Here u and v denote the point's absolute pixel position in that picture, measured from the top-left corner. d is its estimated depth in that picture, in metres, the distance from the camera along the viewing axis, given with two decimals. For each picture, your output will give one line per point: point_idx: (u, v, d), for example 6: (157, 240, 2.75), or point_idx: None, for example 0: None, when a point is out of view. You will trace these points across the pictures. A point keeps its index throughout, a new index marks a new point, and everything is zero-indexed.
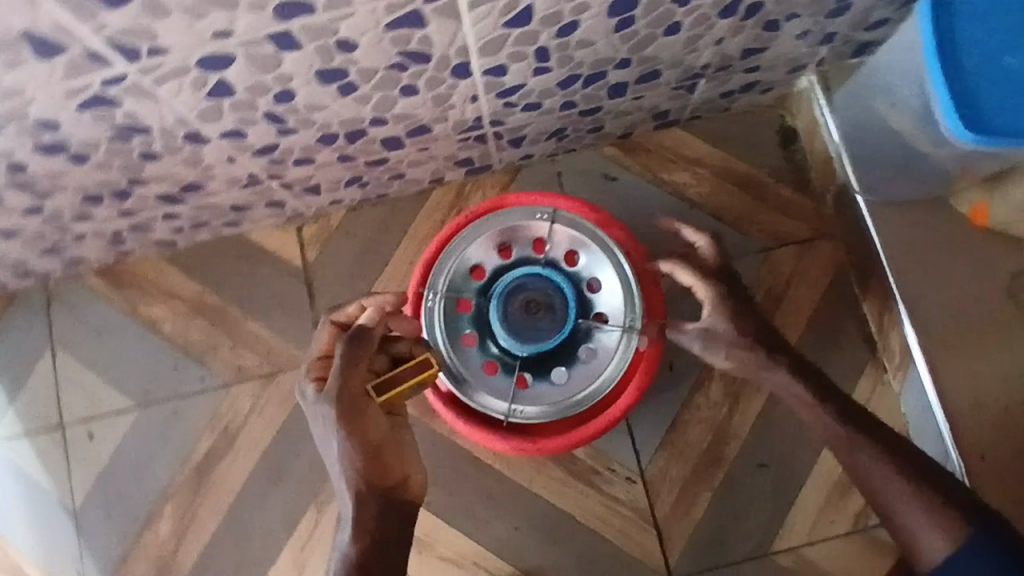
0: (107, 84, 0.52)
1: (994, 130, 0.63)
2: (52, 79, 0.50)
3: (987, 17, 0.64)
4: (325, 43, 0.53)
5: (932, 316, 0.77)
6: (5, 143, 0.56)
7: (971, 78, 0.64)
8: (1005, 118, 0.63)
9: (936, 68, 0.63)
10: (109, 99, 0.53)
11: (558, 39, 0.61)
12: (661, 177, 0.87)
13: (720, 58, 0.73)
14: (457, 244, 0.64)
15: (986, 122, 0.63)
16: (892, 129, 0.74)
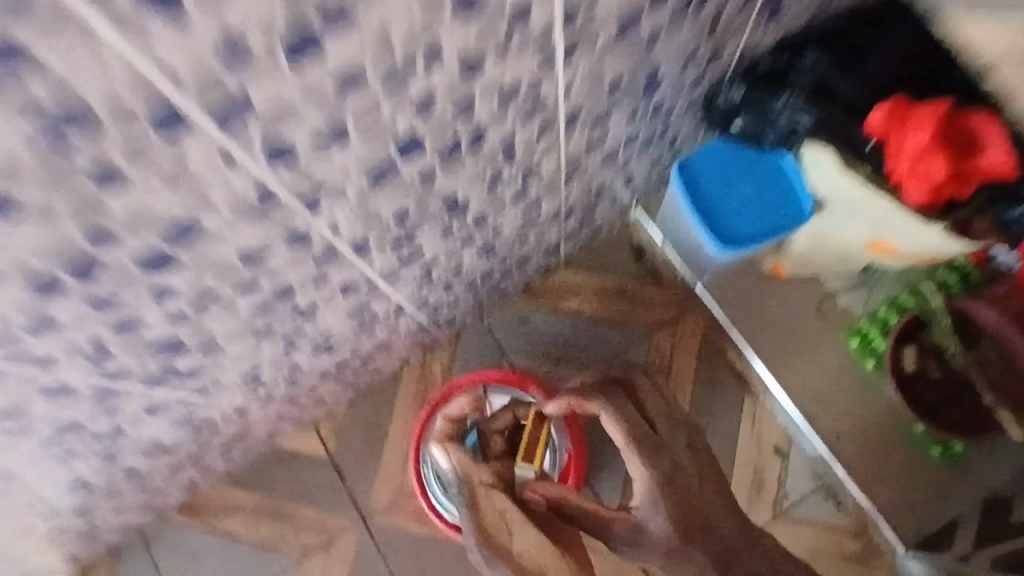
0: (185, 408, 0.81)
1: (740, 243, 0.93)
2: (154, 418, 0.79)
3: (716, 169, 0.93)
4: (310, 338, 0.84)
5: (773, 352, 1.09)
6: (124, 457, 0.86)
7: (717, 211, 0.94)
8: (745, 232, 0.94)
9: (693, 214, 0.94)
10: (185, 414, 0.83)
11: (453, 274, 0.92)
12: (561, 307, 1.18)
13: (566, 232, 1.05)
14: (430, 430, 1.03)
15: (733, 238, 0.94)
16: (689, 243, 1.03)
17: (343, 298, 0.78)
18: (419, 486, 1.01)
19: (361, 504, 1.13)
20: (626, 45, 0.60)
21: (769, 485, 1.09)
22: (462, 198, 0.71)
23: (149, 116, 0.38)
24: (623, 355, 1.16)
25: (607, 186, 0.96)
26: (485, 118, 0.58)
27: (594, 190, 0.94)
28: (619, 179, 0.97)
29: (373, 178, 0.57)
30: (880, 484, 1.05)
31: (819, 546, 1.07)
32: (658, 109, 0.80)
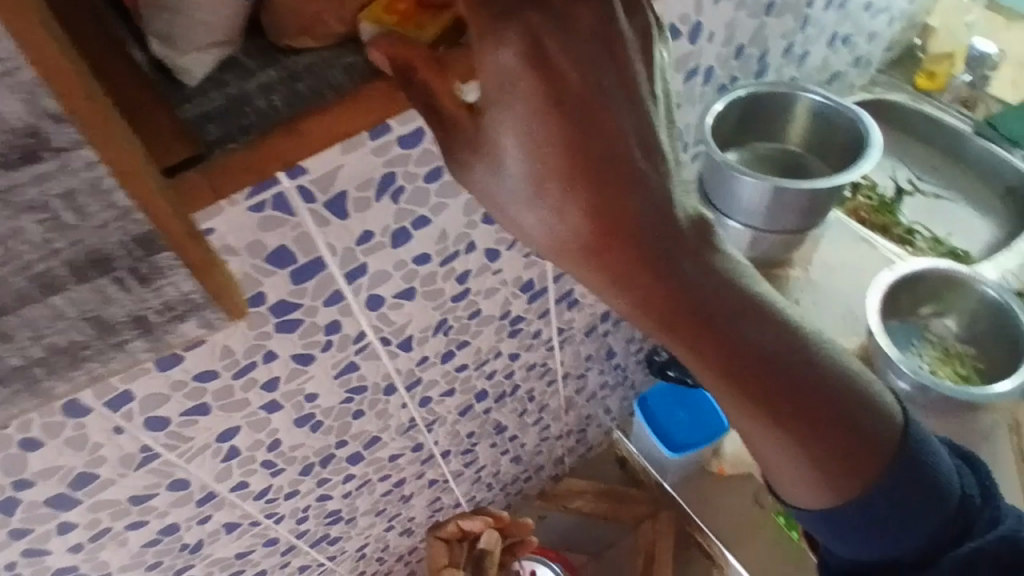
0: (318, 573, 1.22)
1: (682, 445, 1.40)
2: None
3: (656, 400, 1.47)
4: (401, 522, 1.27)
5: (726, 529, 1.48)
6: None
7: (662, 425, 1.44)
8: (687, 439, 1.41)
9: (654, 433, 1.43)
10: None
11: (492, 477, 1.38)
12: (569, 505, 1.61)
13: (570, 448, 1.54)
14: None
15: (679, 442, 1.41)
16: (654, 455, 1.51)
17: (428, 490, 1.23)
18: None
19: None
20: (590, 337, 1.16)
21: None
22: (503, 422, 1.21)
23: (384, 387, 0.90)
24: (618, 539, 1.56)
25: (593, 414, 1.47)
26: (519, 377, 1.12)
27: (584, 418, 1.45)
28: (601, 411, 1.48)
29: (461, 411, 1.08)
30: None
31: None
32: (616, 364, 1.34)
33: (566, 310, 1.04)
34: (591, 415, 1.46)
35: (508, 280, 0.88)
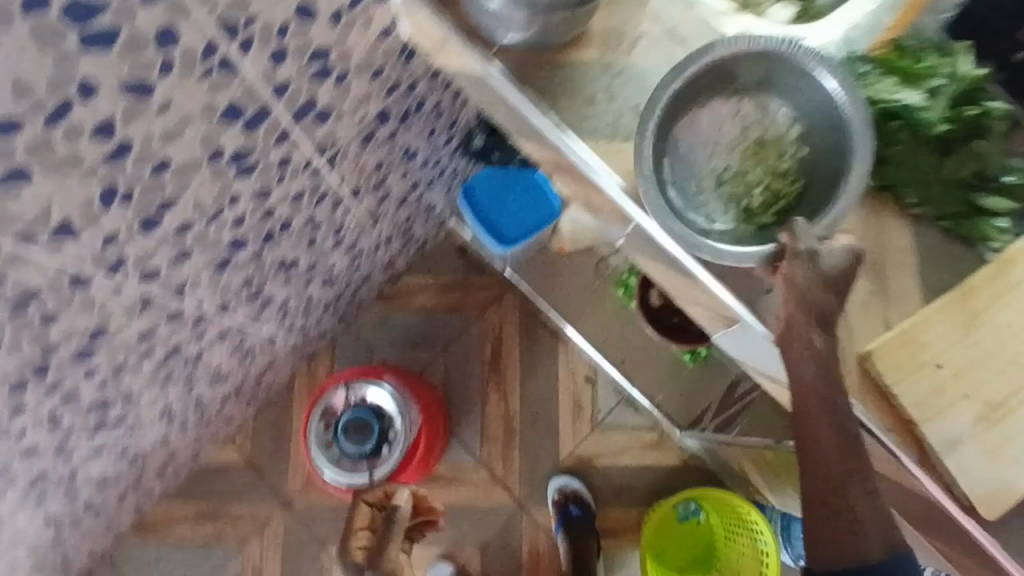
0: (126, 446, 1.11)
1: (510, 238, 1.30)
2: (107, 458, 1.09)
3: (483, 189, 1.30)
4: (208, 378, 1.14)
5: (568, 309, 1.44)
6: (89, 494, 1.15)
7: (490, 217, 1.30)
8: (515, 229, 1.30)
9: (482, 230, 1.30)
10: (127, 451, 1.13)
11: (308, 304, 1.24)
12: (410, 304, 1.52)
13: (397, 251, 1.39)
14: (314, 420, 1.20)
15: (506, 234, 1.30)
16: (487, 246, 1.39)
17: (222, 343, 1.08)
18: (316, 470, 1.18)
19: (280, 487, 1.45)
20: (370, 144, 0.95)
21: (586, 405, 1.48)
22: (290, 257, 1.03)
23: (68, 284, 0.68)
24: (464, 330, 1.51)
25: (414, 215, 1.30)
26: (284, 211, 0.91)
27: (403, 221, 1.28)
28: (425, 208, 1.32)
29: (217, 267, 0.89)
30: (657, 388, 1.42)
31: (629, 444, 1.47)
32: (423, 161, 1.14)
33: (317, 127, 0.81)
34: (411, 216, 1.30)
35: (191, 114, 0.63)
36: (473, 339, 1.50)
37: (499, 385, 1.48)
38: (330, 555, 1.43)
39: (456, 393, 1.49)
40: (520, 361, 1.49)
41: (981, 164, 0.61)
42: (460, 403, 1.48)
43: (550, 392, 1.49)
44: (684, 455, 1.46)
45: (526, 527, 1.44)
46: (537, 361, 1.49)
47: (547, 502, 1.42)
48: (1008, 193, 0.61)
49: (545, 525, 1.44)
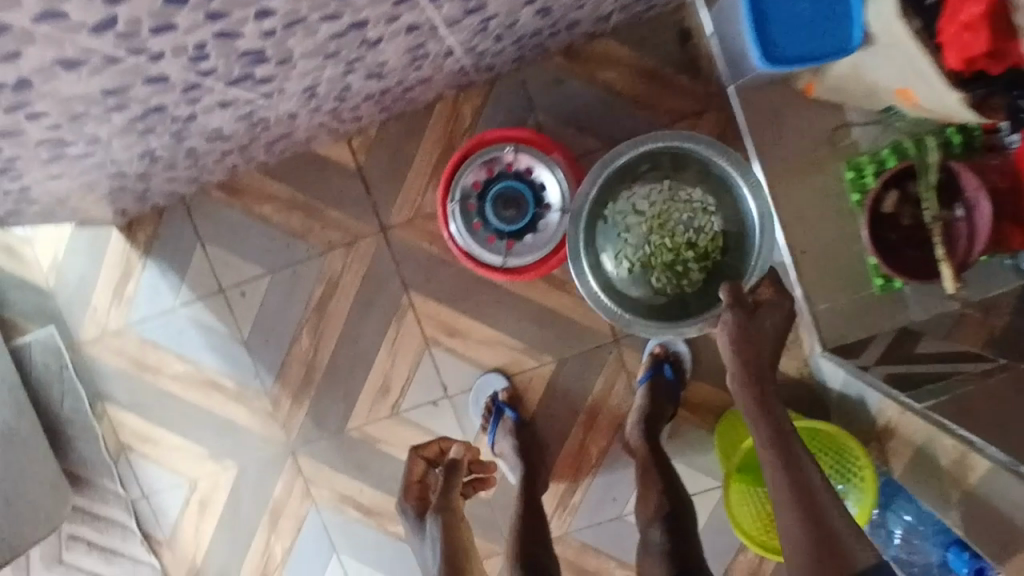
0: (253, 109, 0.92)
1: (780, 58, 0.99)
2: (229, 114, 0.91)
3: None
4: (367, 70, 0.92)
5: (778, 165, 1.20)
6: (193, 143, 0.99)
7: (768, 24, 0.99)
8: (790, 50, 0.99)
9: (751, 32, 0.98)
10: (251, 114, 0.95)
11: (504, 30, 0.97)
12: (597, 77, 1.24)
13: (621, 7, 1.09)
14: (465, 169, 1.09)
15: (776, 50, 0.99)
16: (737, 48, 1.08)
17: (405, 37, 0.84)
18: (443, 217, 1.09)
19: (381, 216, 1.31)
20: None
21: None
22: None
23: None
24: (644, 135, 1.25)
25: None
26: None
27: None
28: None
29: None
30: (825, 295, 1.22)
31: None
32: None
33: None
34: None
35: None
36: None
37: None
38: (406, 300, 1.33)
39: None
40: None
41: None
42: None
43: None
44: (805, 371, 1.29)
45: (610, 363, 1.32)
46: None
47: (643, 354, 1.30)
48: None
49: (630, 369, 1.33)
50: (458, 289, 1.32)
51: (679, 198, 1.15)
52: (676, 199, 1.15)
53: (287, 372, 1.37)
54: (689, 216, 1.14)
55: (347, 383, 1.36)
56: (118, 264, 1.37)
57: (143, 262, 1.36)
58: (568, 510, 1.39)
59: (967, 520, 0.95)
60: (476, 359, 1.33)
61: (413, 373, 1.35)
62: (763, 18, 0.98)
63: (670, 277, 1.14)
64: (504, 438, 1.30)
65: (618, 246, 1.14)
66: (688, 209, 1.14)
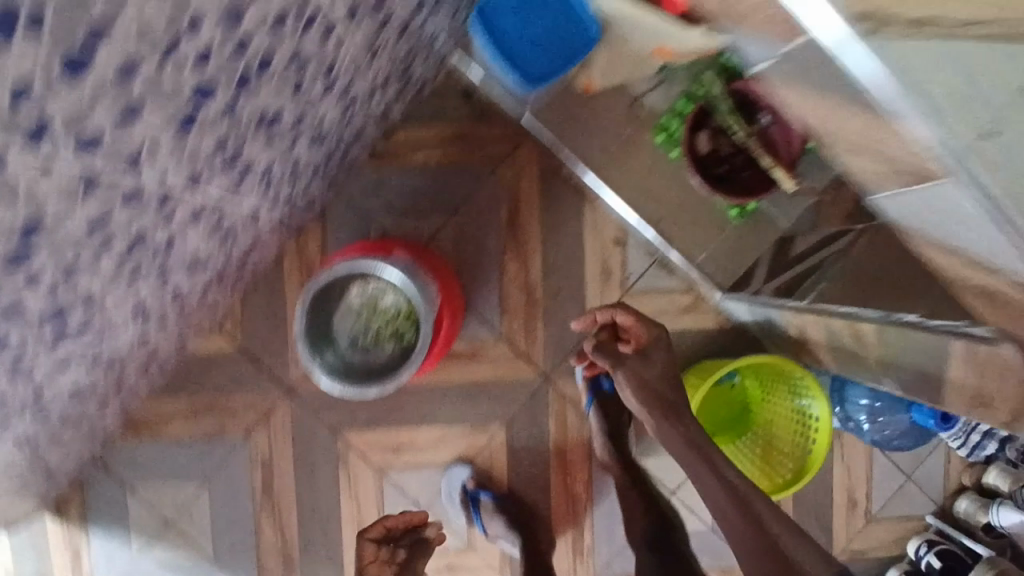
0: (97, 354, 0.92)
1: (534, 79, 1.10)
2: (75, 370, 0.90)
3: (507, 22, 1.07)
4: (184, 269, 0.94)
5: (594, 163, 1.24)
6: (60, 413, 0.98)
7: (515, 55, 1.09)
8: (538, 68, 1.10)
9: (506, 67, 1.08)
10: (98, 359, 0.95)
11: (294, 172, 0.99)
12: (412, 163, 1.28)
13: (393, 100, 1.12)
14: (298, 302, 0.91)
15: (533, 74, 1.10)
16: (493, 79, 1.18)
17: (196, 224, 0.86)
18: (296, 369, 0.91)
19: (284, 379, 1.31)
20: None
21: (616, 270, 1.33)
22: (272, 109, 0.78)
23: None
24: (478, 190, 1.30)
25: (414, 52, 1.03)
26: (261, 46, 0.66)
27: (403, 59, 1.01)
28: (426, 44, 1.05)
29: (180, 125, 0.65)
30: (704, 244, 1.25)
31: (662, 309, 1.33)
32: None
33: None
34: (412, 55, 1.03)
35: None
36: (483, 203, 1.30)
37: (520, 252, 1.31)
38: (344, 442, 1.32)
39: (471, 265, 1.31)
40: (543, 222, 1.31)
41: None
42: (475, 273, 1.31)
43: (579, 258, 1.32)
44: (721, 318, 1.33)
45: (553, 401, 1.33)
46: (564, 226, 1.31)
47: (577, 376, 1.30)
48: None
49: (573, 398, 1.33)
50: (386, 407, 1.31)
51: (375, 288, 0.98)
52: (375, 289, 0.99)
53: (266, 567, 1.32)
54: (393, 296, 0.99)
55: (327, 546, 1.32)
56: (57, 552, 1.31)
57: (83, 536, 1.31)
58: (585, 553, 1.35)
59: (904, 386, 0.91)
60: (433, 463, 1.33)
61: (384, 504, 1.32)
62: (510, 56, 1.08)
63: (399, 348, 1.00)
64: (492, 521, 1.28)
65: (346, 344, 0.99)
66: (385, 290, 0.99)
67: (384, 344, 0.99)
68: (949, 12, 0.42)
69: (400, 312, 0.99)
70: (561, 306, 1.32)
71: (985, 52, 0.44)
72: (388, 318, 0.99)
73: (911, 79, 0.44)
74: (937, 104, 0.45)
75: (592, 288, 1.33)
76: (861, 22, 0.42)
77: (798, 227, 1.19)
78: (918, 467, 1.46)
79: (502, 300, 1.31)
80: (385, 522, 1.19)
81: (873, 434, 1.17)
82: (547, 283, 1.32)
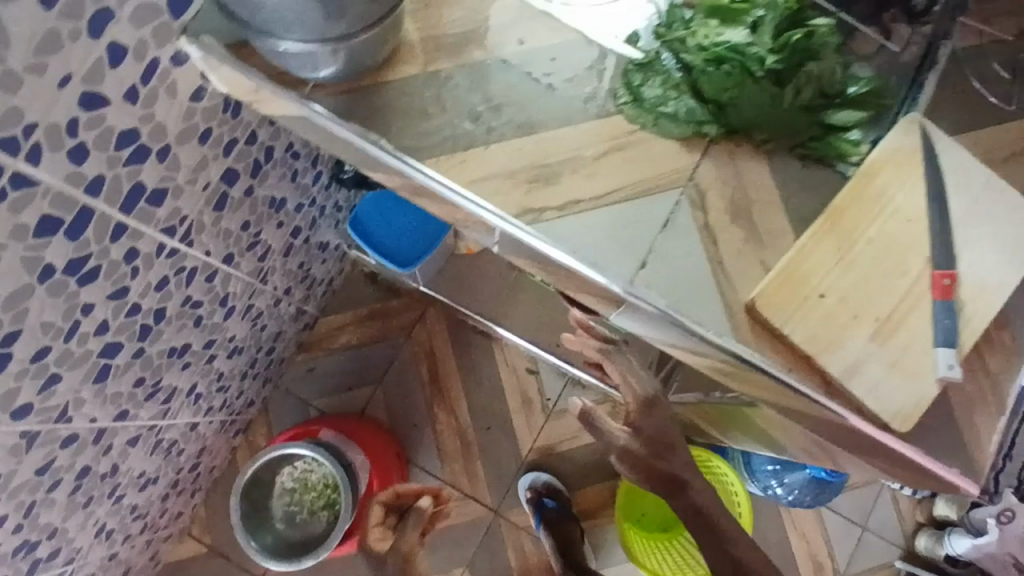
0: None
1: (403, 262, 1.29)
2: None
3: (375, 223, 1.29)
4: (136, 491, 1.07)
5: (489, 310, 1.44)
6: None
7: (386, 246, 1.29)
8: (403, 255, 1.29)
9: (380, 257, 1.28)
10: None
11: (220, 382, 1.16)
12: (335, 346, 1.46)
13: (301, 300, 1.32)
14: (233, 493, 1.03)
15: (400, 259, 1.29)
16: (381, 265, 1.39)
17: (135, 448, 1.00)
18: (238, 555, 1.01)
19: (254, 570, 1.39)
20: (227, 207, 0.89)
21: (535, 397, 1.46)
22: (179, 342, 0.96)
23: None
24: (397, 355, 1.46)
25: (305, 261, 1.24)
26: (151, 302, 0.84)
27: (296, 269, 1.21)
28: (316, 251, 1.27)
29: (97, 377, 0.82)
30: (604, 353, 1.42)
31: (585, 424, 1.45)
32: (294, 208, 1.08)
33: (155, 210, 0.76)
34: (305, 263, 1.24)
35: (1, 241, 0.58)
36: (404, 365, 1.46)
37: (446, 401, 1.45)
38: None
39: (405, 423, 1.44)
40: (459, 369, 1.46)
41: (820, 85, 0.63)
42: (409, 428, 1.44)
43: (499, 392, 1.46)
44: None
45: (507, 531, 1.41)
46: (479, 367, 1.47)
47: (521, 503, 1.40)
48: (852, 104, 0.64)
49: (525, 525, 1.41)
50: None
51: (303, 468, 1.12)
52: (302, 469, 1.12)
53: None
54: (319, 472, 1.12)
55: None
56: None
57: None
58: None
59: (767, 445, 1.03)
60: None
61: None
62: (381, 248, 1.28)
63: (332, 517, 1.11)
64: None
65: (283, 522, 1.10)
66: (312, 468, 1.12)
67: (318, 515, 1.11)
68: (578, 199, 0.62)
69: (329, 483, 1.12)
70: (494, 440, 1.44)
71: (620, 215, 0.62)
72: (317, 490, 1.12)
73: (578, 245, 0.61)
74: (602, 262, 0.61)
75: (518, 418, 1.45)
76: (522, 216, 0.62)
77: None
78: (871, 516, 1.47)
79: (440, 448, 1.43)
80: (393, 491, 1.15)
81: (790, 496, 1.23)
82: (476, 422, 1.45)
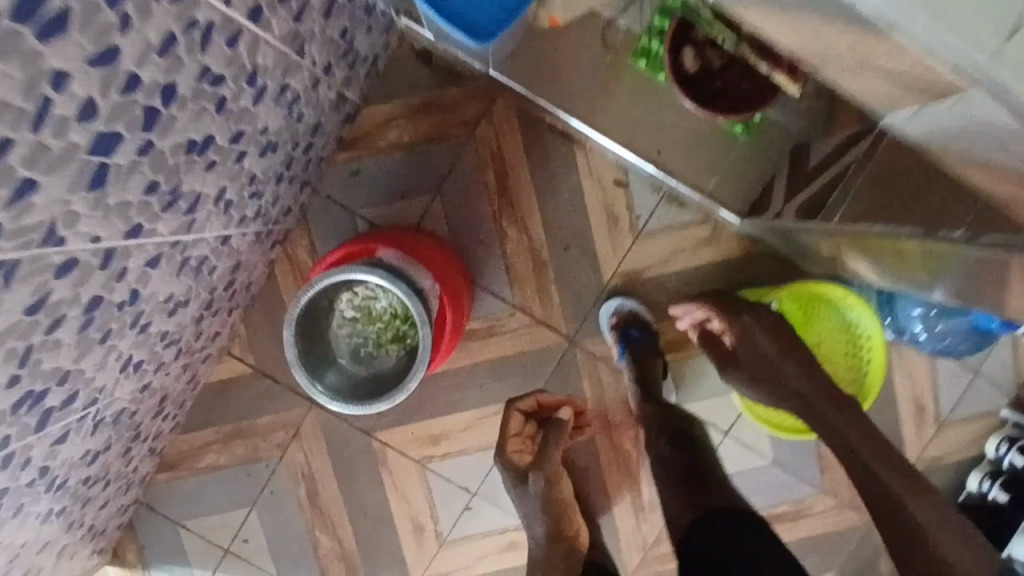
0: (99, 416, 0.89)
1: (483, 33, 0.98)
2: (81, 439, 0.88)
3: None
4: (164, 314, 0.89)
5: (574, 103, 1.15)
6: (81, 476, 0.96)
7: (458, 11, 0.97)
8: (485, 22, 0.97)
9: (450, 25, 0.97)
10: (104, 419, 0.92)
11: (252, 187, 0.92)
12: (383, 144, 1.20)
13: (342, 82, 1.02)
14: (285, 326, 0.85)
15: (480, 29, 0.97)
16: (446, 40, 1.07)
17: (157, 268, 0.79)
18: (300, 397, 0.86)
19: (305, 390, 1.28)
20: None
21: (623, 215, 1.21)
22: (198, 134, 0.70)
23: None
24: (459, 159, 1.20)
25: (348, 26, 0.93)
26: (153, 74, 0.58)
27: (338, 39, 0.91)
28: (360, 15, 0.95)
29: (92, 182, 0.58)
30: (716, 164, 1.16)
31: (679, 247, 1.22)
32: None
33: None
34: (347, 30, 0.94)
35: None
36: (468, 171, 1.21)
37: (516, 216, 1.21)
38: (377, 442, 1.29)
39: (468, 239, 1.22)
40: (534, 178, 1.20)
41: None
42: (473, 246, 1.23)
43: (581, 207, 1.21)
44: (746, 244, 1.20)
45: (583, 363, 1.26)
46: (558, 177, 1.21)
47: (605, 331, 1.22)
48: None
49: (604, 356, 1.26)
50: (411, 402, 1.27)
51: (365, 295, 0.94)
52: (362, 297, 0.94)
53: None
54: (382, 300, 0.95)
55: (384, 545, 1.31)
56: None
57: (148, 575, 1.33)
58: (648, 509, 1.31)
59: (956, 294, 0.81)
60: (471, 448, 1.28)
61: (431, 496, 1.30)
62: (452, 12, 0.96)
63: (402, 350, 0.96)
64: None
65: (347, 358, 0.95)
66: (375, 295, 0.94)
67: (385, 348, 0.95)
68: None
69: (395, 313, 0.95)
70: (572, 264, 1.23)
71: None
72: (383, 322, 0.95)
73: None
74: None
75: (600, 239, 1.22)
76: None
77: (812, 133, 1.06)
78: (986, 360, 1.33)
79: (509, 269, 1.23)
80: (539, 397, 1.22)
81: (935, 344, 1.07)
82: (552, 242, 1.22)
